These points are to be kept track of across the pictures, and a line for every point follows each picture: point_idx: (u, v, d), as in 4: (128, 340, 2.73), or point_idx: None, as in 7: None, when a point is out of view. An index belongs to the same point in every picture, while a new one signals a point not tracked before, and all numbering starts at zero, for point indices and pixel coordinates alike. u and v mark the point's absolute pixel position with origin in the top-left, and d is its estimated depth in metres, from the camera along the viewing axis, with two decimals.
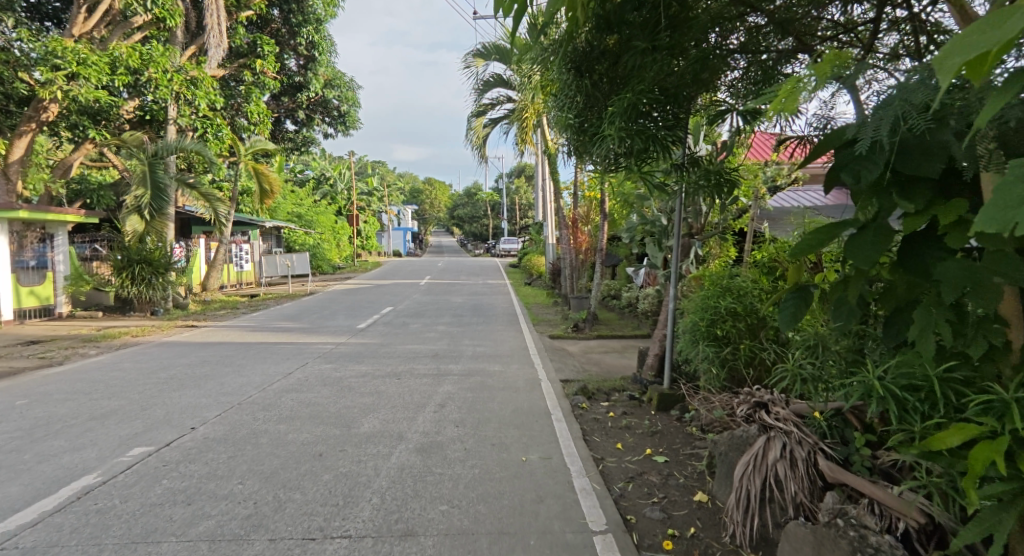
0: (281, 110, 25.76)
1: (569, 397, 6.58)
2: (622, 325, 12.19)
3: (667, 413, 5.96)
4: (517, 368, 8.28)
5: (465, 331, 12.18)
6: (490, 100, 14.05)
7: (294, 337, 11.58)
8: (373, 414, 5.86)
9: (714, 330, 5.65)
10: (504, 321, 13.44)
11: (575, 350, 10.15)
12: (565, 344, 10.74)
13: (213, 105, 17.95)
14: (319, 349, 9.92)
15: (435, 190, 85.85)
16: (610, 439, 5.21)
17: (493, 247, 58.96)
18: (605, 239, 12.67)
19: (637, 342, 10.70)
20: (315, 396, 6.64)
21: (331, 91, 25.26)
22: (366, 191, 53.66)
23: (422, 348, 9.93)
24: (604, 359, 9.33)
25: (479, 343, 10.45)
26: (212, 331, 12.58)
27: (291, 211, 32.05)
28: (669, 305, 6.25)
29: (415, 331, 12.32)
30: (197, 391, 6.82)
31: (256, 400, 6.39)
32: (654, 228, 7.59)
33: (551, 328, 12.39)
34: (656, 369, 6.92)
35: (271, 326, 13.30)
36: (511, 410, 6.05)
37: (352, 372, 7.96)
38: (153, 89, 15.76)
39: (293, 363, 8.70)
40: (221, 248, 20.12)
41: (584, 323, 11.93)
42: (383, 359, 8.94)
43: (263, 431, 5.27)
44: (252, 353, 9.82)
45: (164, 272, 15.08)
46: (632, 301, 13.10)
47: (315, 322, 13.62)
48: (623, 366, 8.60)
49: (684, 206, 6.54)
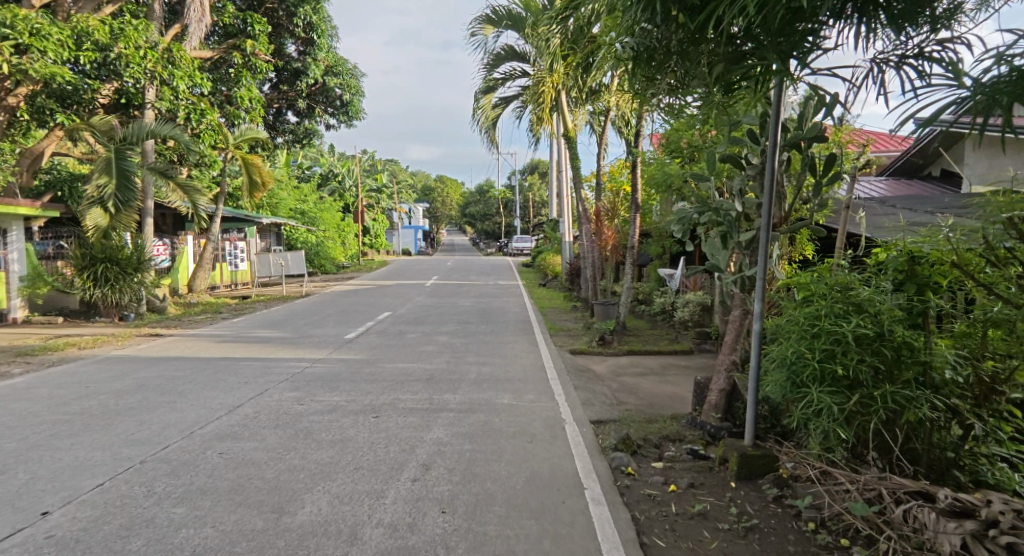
0: (279, 98, 24.10)
1: (607, 454, 4.69)
2: (655, 337, 10.29)
3: (753, 485, 4.06)
4: (532, 401, 6.40)
5: (470, 344, 10.36)
6: (501, 73, 12.21)
7: (267, 351, 9.79)
8: (324, 485, 4.01)
9: (833, 368, 3.70)
10: (517, 331, 11.58)
11: (603, 372, 8.28)
12: (590, 364, 8.84)
13: (196, 88, 16.38)
14: (290, 369, 8.11)
15: (446, 188, 84.24)
16: (683, 545, 3.29)
17: (505, 245, 57.05)
18: (637, 234, 10.71)
19: (679, 362, 8.77)
20: (254, 447, 4.80)
21: (333, 78, 23.59)
22: (375, 189, 52.02)
23: (417, 369, 8.09)
24: (641, 386, 7.42)
25: (484, 362, 8.59)
26: (178, 341, 10.83)
27: (292, 207, 30.46)
28: (753, 330, 4.37)
29: (412, 343, 10.49)
30: (96, 438, 5.01)
31: (170, 456, 4.58)
32: (722, 220, 5.42)
33: (571, 340, 10.50)
34: (721, 410, 5.29)
35: (247, 335, 11.53)
36: (526, 479, 4.17)
37: (319, 406, 6.13)
38: (122, 68, 14.09)
39: (250, 389, 6.88)
40: (209, 246, 18.53)
41: (612, 335, 9.98)
42: (364, 385, 7.10)
43: (146, 522, 3.44)
44: (208, 372, 8.04)
45: (133, 272, 13.63)
46: (667, 308, 11.25)
47: (299, 331, 11.85)
48: (670, 398, 6.70)
49: (774, 183, 4.56)
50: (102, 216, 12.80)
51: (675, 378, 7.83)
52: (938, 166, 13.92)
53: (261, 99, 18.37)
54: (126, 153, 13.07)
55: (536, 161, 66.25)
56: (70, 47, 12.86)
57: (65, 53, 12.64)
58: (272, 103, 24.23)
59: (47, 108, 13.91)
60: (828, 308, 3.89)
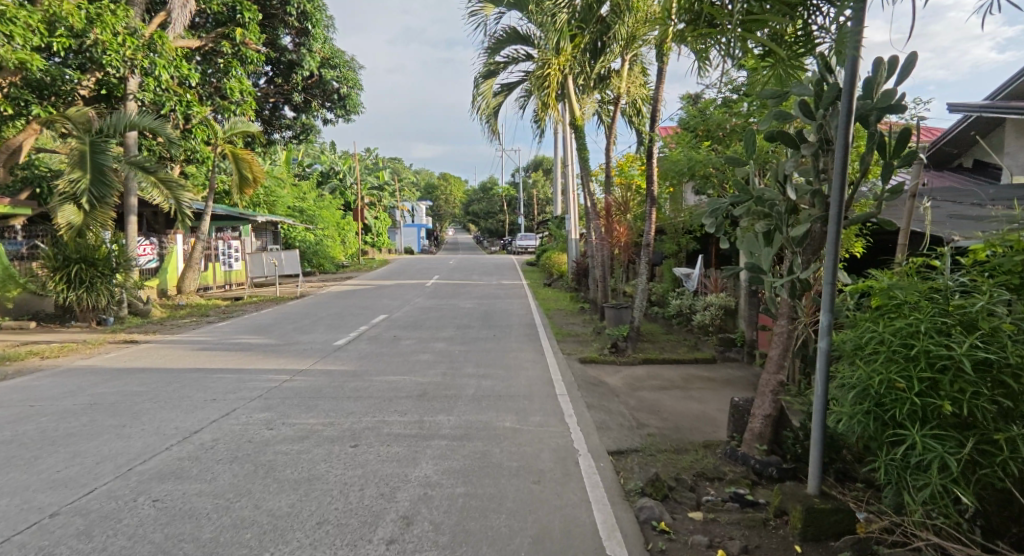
0: (275, 92, 23.25)
1: (633, 503, 3.79)
2: (673, 344, 9.41)
3: (824, 550, 3.17)
4: (538, 426, 5.49)
5: (469, 351, 9.49)
6: (504, 57, 11.34)
7: (247, 360, 8.91)
8: (273, 553, 3.12)
9: (942, 407, 2.77)
10: (522, 336, 10.70)
11: (617, 386, 7.39)
12: (601, 376, 7.96)
13: (183, 79, 15.52)
14: (266, 383, 7.23)
15: (450, 186, 83.35)
16: None
17: (510, 243, 56.05)
18: (653, 230, 9.68)
19: (702, 375, 7.88)
20: (198, 492, 3.91)
21: (329, 70, 22.73)
22: (377, 187, 51.09)
23: (409, 384, 7.19)
24: (663, 405, 6.53)
25: (485, 375, 7.69)
26: (154, 348, 9.97)
27: (290, 205, 29.61)
28: (817, 349, 3.40)
29: (407, 351, 9.61)
30: (10, 479, 4.12)
31: (91, 504, 3.69)
32: (771, 214, 4.51)
33: (580, 347, 9.63)
34: (765, 438, 4.42)
35: (229, 341, 10.66)
36: (532, 540, 3.27)
37: (289, 432, 5.24)
38: (100, 56, 13.16)
39: (215, 408, 6.00)
40: (198, 245, 17.72)
41: (625, 342, 9.07)
42: (346, 405, 6.21)
43: None
44: (174, 386, 7.16)
45: (110, 273, 12.82)
46: (683, 311, 10.38)
47: (286, 337, 11.01)
48: (699, 421, 5.80)
49: (846, 161, 3.48)
50: (75, 213, 11.86)
51: (700, 395, 6.93)
52: (971, 156, 13.00)
53: (252, 92, 17.53)
54: (102, 146, 12.10)
55: (539, 158, 65.28)
56: (41, 32, 12.00)
57: (36, 38, 11.76)
58: (268, 98, 23.36)
59: (22, 99, 12.78)
60: (927, 323, 2.96)
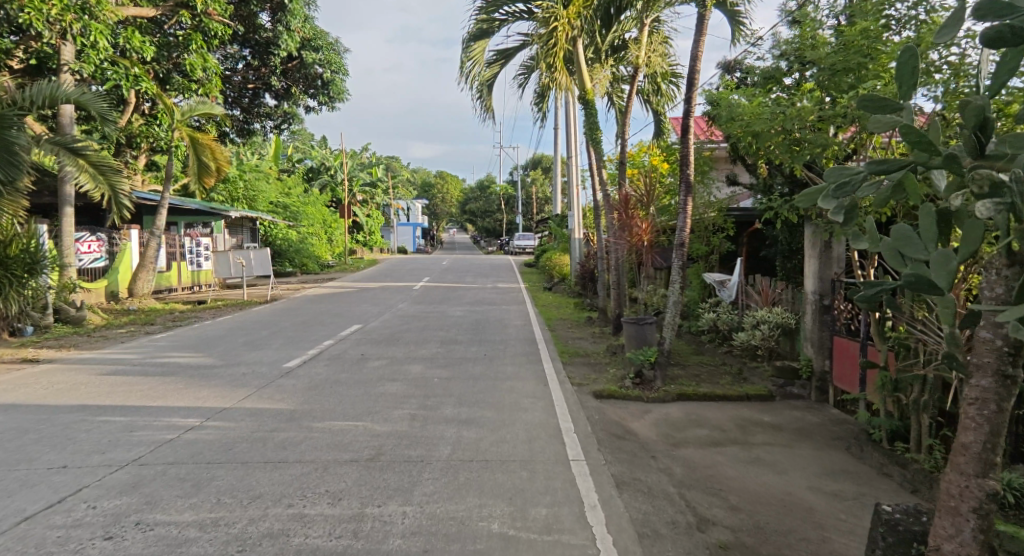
0: (254, 77, 21.20)
1: None
2: (712, 374, 7.39)
3: None
4: (545, 533, 3.41)
5: (452, 378, 7.42)
6: (501, 13, 9.30)
7: (159, 391, 6.79)
8: None
9: None
10: (519, 357, 8.66)
11: (652, 439, 5.35)
12: (626, 421, 5.91)
13: (130, 51, 13.54)
14: (161, 434, 5.14)
15: (447, 184, 81.48)
16: None
17: (508, 243, 53.94)
18: (688, 223, 7.36)
19: (762, 421, 5.85)
20: None
21: (311, 53, 20.58)
22: (371, 183, 48.72)
23: (359, 438, 5.10)
24: (726, 476, 4.48)
25: (469, 421, 5.62)
26: (53, 369, 7.85)
27: (272, 200, 27.54)
28: None
29: (373, 377, 7.57)
30: None
31: None
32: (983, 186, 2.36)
33: (593, 374, 7.59)
34: None
35: (154, 361, 8.53)
36: None
37: (132, 547, 3.16)
38: (17, 14, 10.96)
39: (48, 488, 3.91)
40: (152, 243, 15.71)
41: (652, 370, 7.07)
42: (256, 479, 4.14)
43: None
44: (26, 435, 5.04)
45: (23, 274, 10.83)
46: (724, 330, 8.44)
47: (229, 356, 8.94)
48: (793, 518, 3.74)
49: None
50: None
51: (773, 458, 4.88)
52: None
53: (217, 70, 15.77)
54: (15, 121, 9.97)
55: (539, 155, 63.15)
56: None
57: None
58: (244, 83, 21.34)
59: None
60: None
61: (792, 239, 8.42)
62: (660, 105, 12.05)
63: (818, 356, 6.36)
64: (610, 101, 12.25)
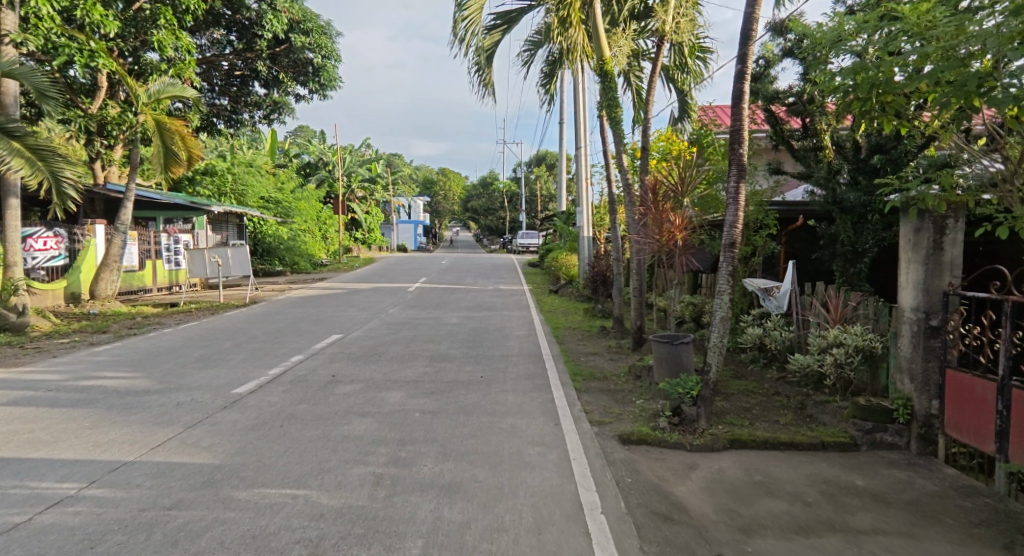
0: (240, 63, 19.62)
1: None
2: (770, 411, 5.78)
3: None
4: None
5: (438, 413, 5.84)
6: None
7: (57, 431, 5.22)
8: None
9: None
10: (523, 381, 7.08)
11: (711, 520, 3.75)
12: (667, 485, 4.31)
13: (91, 27, 11.97)
14: (12, 513, 3.58)
15: (450, 182, 79.77)
16: None
17: (512, 241, 52.14)
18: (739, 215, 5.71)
19: (857, 487, 4.24)
20: None
21: (300, 36, 18.88)
22: (370, 180, 47.13)
23: (291, 523, 3.52)
24: None
25: (453, 489, 4.03)
26: None
27: (263, 194, 26.02)
28: None
29: (339, 410, 6.00)
30: None
31: None
32: None
33: (615, 409, 6.01)
34: None
35: (77, 383, 6.97)
36: None
37: None
38: None
39: None
40: (115, 240, 14.25)
41: (694, 407, 5.46)
42: None
43: None
44: None
45: None
46: (779, 351, 6.83)
47: (173, 377, 7.38)
48: None
49: None
50: None
51: None
52: None
53: (189, 47, 14.28)
54: None
55: (544, 151, 61.46)
56: None
57: None
58: (231, 70, 19.82)
59: None
60: None
61: (857, 237, 6.90)
62: (686, 83, 10.46)
63: (923, 396, 4.76)
64: (628, 82, 10.68)
